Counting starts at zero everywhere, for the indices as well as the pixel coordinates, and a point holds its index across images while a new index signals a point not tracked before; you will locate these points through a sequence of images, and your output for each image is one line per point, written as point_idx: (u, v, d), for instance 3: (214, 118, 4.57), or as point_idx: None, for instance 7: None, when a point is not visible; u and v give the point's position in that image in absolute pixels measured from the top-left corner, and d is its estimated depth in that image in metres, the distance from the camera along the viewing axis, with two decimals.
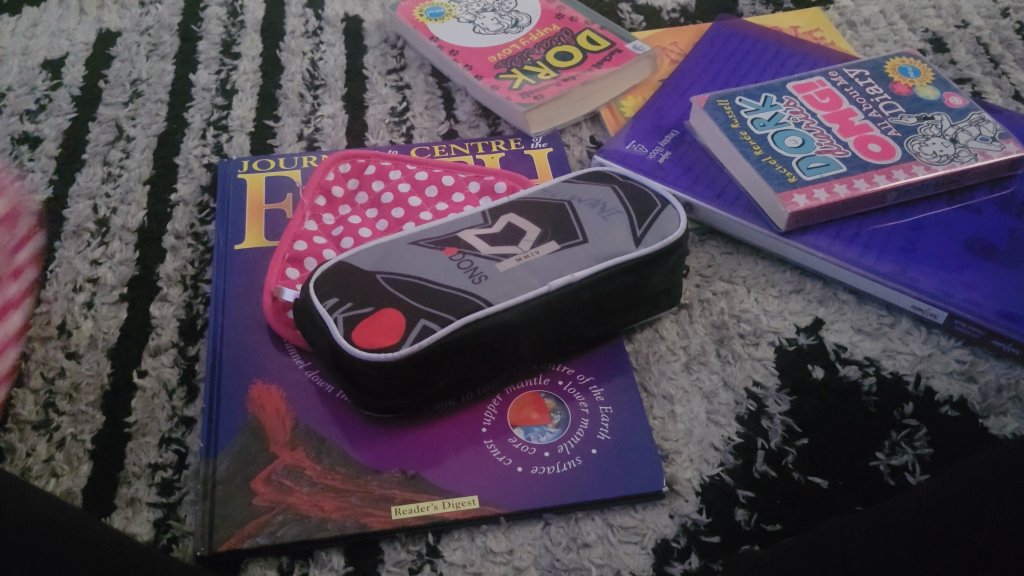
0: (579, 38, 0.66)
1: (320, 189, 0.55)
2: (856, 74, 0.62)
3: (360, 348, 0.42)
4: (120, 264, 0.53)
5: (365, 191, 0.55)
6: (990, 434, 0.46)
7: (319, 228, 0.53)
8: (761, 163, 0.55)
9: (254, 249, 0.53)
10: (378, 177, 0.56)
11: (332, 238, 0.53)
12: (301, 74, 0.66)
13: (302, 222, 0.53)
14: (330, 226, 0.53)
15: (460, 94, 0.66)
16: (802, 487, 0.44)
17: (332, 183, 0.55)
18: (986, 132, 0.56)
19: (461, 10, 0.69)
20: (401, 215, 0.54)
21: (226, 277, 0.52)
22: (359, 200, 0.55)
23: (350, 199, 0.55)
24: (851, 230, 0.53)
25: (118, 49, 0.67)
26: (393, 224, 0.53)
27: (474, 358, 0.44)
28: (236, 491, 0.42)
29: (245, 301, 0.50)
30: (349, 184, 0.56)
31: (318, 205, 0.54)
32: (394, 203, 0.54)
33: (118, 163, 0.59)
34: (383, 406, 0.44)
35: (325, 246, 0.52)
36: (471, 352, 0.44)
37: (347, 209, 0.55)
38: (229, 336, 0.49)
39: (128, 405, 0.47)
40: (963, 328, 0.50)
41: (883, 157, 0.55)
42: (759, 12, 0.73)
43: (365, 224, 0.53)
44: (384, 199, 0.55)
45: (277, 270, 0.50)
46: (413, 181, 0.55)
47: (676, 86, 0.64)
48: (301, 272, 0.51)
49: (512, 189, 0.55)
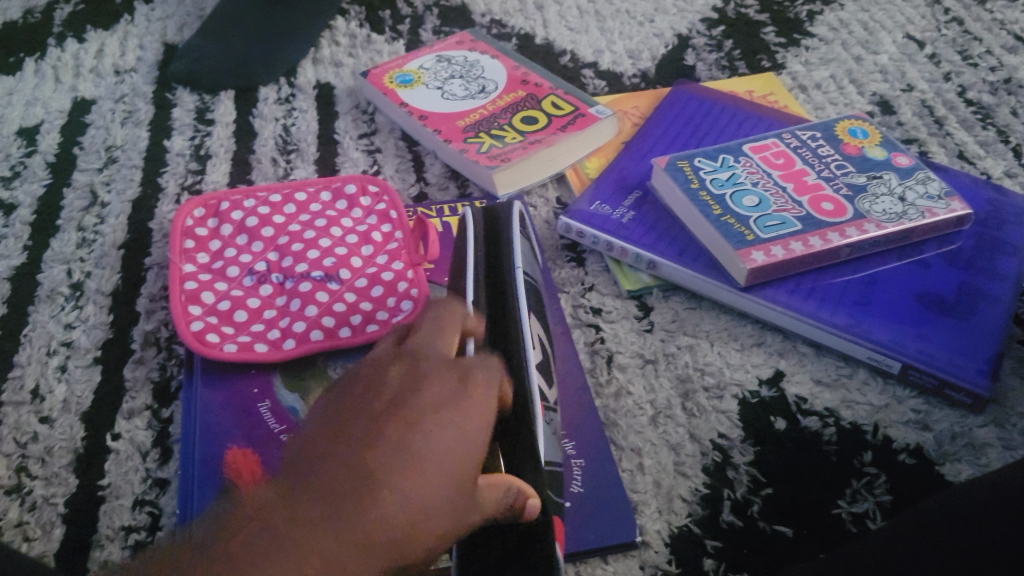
0: (543, 102, 0.69)
1: (255, 259, 0.56)
2: (808, 136, 0.65)
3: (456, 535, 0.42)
4: (94, 327, 0.54)
5: (301, 262, 0.56)
6: (945, 479, 0.48)
7: (259, 303, 0.54)
8: (721, 222, 0.57)
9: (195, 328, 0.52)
10: (316, 291, 0.54)
11: (266, 320, 0.53)
12: (274, 139, 0.68)
13: (245, 296, 0.54)
14: (208, 263, 0.56)
15: (430, 157, 0.68)
16: (768, 535, 0.45)
17: (251, 260, 0.56)
18: (931, 191, 0.59)
19: (429, 77, 0.72)
20: (342, 309, 0.53)
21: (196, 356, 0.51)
22: (246, 281, 0.55)
23: (215, 235, 0.58)
24: (808, 284, 0.55)
25: (93, 117, 0.69)
26: (329, 271, 0.56)
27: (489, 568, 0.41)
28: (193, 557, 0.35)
29: (212, 380, 0.50)
30: (311, 302, 0.54)
31: (307, 314, 0.53)
32: (291, 242, 0.57)
33: (93, 229, 0.60)
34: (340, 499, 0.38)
35: (267, 330, 0.52)
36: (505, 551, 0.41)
37: (283, 297, 0.54)
38: (197, 417, 0.48)
39: (102, 468, 0.47)
40: (917, 378, 0.52)
41: (835, 215, 0.57)
42: (716, 76, 0.76)
43: (314, 317, 0.53)
44: (320, 297, 0.54)
45: (182, 321, 0.52)
46: (344, 264, 0.56)
47: (638, 147, 0.66)
48: (269, 345, 0.51)
49: (408, 279, 0.56)
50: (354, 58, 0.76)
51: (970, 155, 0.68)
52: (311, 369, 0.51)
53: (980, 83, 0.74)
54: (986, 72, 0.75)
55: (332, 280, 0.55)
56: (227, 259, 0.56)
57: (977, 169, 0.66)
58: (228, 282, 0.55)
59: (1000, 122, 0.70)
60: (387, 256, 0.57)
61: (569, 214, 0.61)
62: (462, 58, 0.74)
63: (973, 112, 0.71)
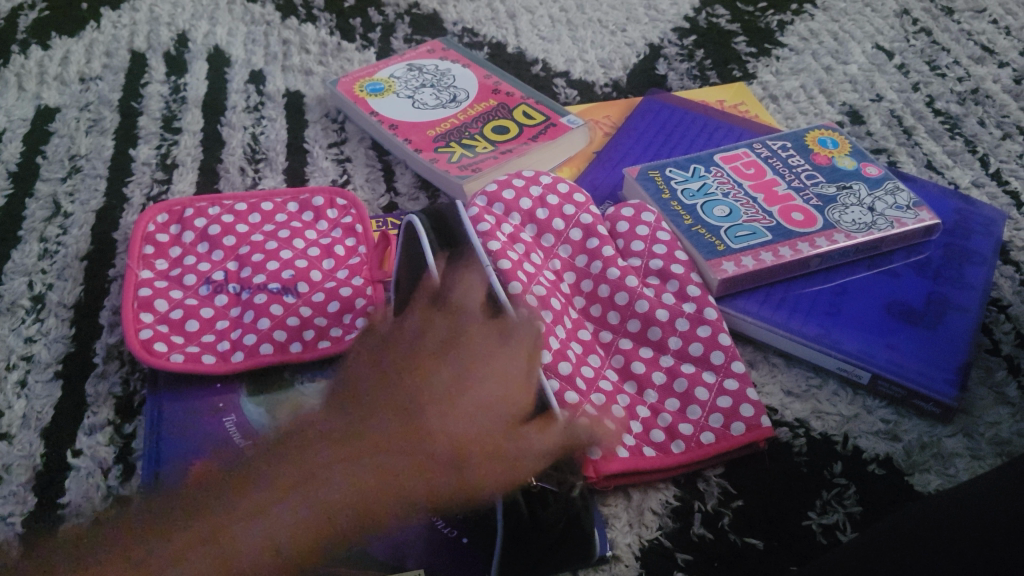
0: (515, 112, 0.69)
1: (214, 268, 0.55)
2: (778, 146, 0.65)
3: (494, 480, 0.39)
4: (56, 340, 0.53)
5: (260, 273, 0.55)
6: (915, 490, 0.48)
7: (213, 312, 0.53)
8: (692, 231, 0.58)
9: (170, 386, 0.50)
10: (271, 302, 0.53)
11: (217, 331, 0.52)
12: (242, 148, 0.67)
13: (200, 305, 0.53)
14: (166, 270, 0.55)
15: (400, 167, 0.67)
16: (739, 548, 0.45)
17: (209, 269, 0.55)
18: (900, 201, 0.59)
19: (400, 86, 0.71)
20: (296, 323, 0.52)
21: (162, 384, 0.50)
22: (202, 290, 0.54)
23: (176, 242, 0.57)
24: (778, 295, 0.56)
25: (57, 125, 0.67)
26: (286, 283, 0.54)
27: (532, 552, 0.41)
28: (256, 477, 0.35)
29: (179, 404, 0.49)
30: (264, 316, 0.52)
31: (259, 327, 0.52)
32: (252, 251, 0.56)
33: (55, 240, 0.59)
34: (281, 489, 0.34)
35: (217, 341, 0.51)
36: (554, 536, 0.41)
37: (238, 308, 0.53)
38: (162, 436, 0.47)
39: (62, 485, 0.46)
40: (886, 388, 0.52)
41: (805, 225, 0.57)
42: (687, 86, 0.76)
43: (264, 334, 0.52)
44: (273, 309, 0.53)
45: (132, 328, 0.51)
46: (303, 275, 0.55)
47: (609, 157, 0.67)
48: (217, 357, 0.50)
49: (368, 297, 0.54)
50: (324, 66, 0.76)
51: (938, 165, 0.68)
52: (276, 383, 0.50)
53: (947, 94, 0.75)
54: (953, 82, 0.76)
55: (290, 293, 0.54)
56: (186, 267, 0.55)
57: (945, 178, 0.67)
58: (182, 294, 0.54)
59: (967, 132, 0.71)
60: (348, 270, 0.56)
61: (536, 203, 0.57)
62: (433, 67, 0.73)
63: (941, 122, 0.72)
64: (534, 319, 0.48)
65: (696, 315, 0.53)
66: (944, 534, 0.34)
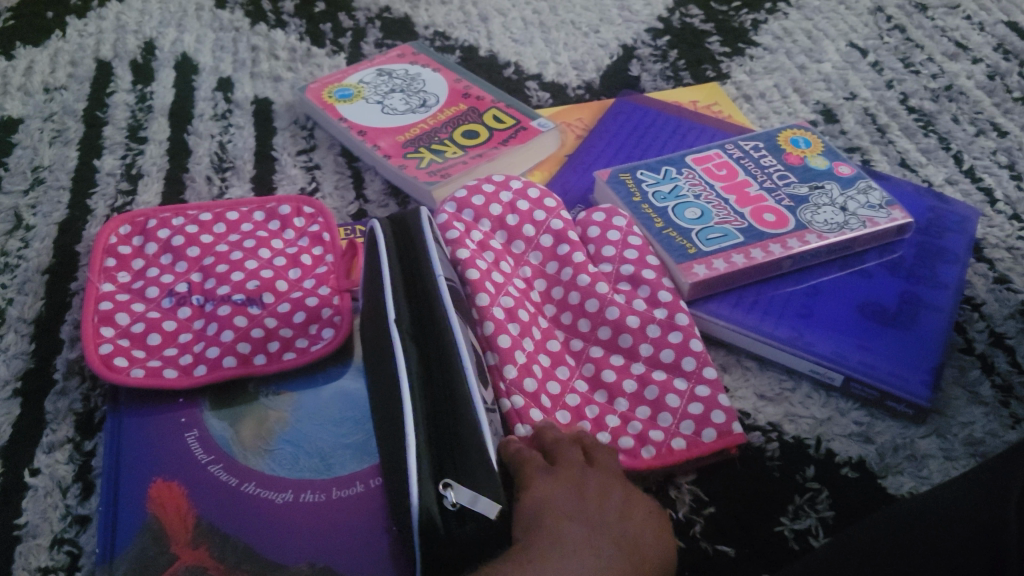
0: (485, 116, 0.68)
1: (177, 280, 0.55)
2: (750, 146, 0.64)
3: (410, 488, 0.38)
4: (15, 356, 0.52)
5: (224, 284, 0.54)
6: (889, 493, 0.47)
7: (176, 325, 0.52)
8: (663, 234, 0.57)
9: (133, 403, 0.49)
10: (236, 313, 0.52)
11: (180, 345, 0.51)
12: (208, 157, 0.66)
13: (163, 318, 0.52)
14: (129, 283, 0.54)
15: (370, 173, 0.66)
16: (709, 556, 0.44)
17: (172, 281, 0.54)
18: (873, 200, 0.59)
19: (369, 91, 0.70)
20: (260, 335, 0.52)
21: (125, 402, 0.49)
22: (164, 303, 0.53)
23: (139, 254, 0.56)
24: (751, 297, 0.55)
25: (20, 136, 0.66)
26: (250, 294, 0.54)
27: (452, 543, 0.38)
28: None
29: (143, 421, 0.48)
30: (228, 329, 0.52)
31: (223, 339, 0.51)
32: (216, 262, 0.55)
33: (17, 253, 0.58)
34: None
35: (179, 354, 0.51)
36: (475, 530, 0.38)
37: (201, 320, 0.52)
38: (123, 455, 0.46)
39: (20, 506, 0.45)
40: (860, 390, 0.51)
41: (777, 226, 0.57)
42: (661, 87, 0.75)
43: (227, 346, 0.51)
44: (238, 321, 0.52)
45: (91, 343, 0.50)
46: (268, 285, 0.54)
47: (581, 160, 0.66)
48: (180, 371, 0.50)
49: (334, 305, 0.54)
50: (294, 72, 0.75)
51: (912, 163, 0.68)
52: (241, 397, 0.49)
53: (921, 91, 0.74)
54: (927, 79, 0.76)
55: (255, 304, 0.53)
56: (149, 279, 0.54)
57: (918, 176, 0.67)
58: (145, 307, 0.53)
59: (941, 130, 0.71)
60: (315, 280, 0.55)
61: (505, 208, 0.56)
62: (403, 72, 0.73)
63: (915, 120, 0.72)
64: (499, 333, 0.49)
65: (669, 320, 0.52)
66: (907, 545, 0.33)
